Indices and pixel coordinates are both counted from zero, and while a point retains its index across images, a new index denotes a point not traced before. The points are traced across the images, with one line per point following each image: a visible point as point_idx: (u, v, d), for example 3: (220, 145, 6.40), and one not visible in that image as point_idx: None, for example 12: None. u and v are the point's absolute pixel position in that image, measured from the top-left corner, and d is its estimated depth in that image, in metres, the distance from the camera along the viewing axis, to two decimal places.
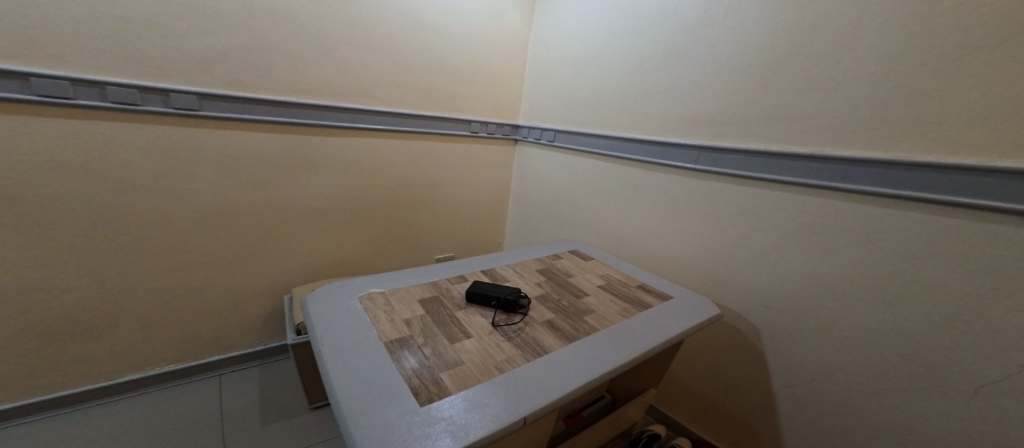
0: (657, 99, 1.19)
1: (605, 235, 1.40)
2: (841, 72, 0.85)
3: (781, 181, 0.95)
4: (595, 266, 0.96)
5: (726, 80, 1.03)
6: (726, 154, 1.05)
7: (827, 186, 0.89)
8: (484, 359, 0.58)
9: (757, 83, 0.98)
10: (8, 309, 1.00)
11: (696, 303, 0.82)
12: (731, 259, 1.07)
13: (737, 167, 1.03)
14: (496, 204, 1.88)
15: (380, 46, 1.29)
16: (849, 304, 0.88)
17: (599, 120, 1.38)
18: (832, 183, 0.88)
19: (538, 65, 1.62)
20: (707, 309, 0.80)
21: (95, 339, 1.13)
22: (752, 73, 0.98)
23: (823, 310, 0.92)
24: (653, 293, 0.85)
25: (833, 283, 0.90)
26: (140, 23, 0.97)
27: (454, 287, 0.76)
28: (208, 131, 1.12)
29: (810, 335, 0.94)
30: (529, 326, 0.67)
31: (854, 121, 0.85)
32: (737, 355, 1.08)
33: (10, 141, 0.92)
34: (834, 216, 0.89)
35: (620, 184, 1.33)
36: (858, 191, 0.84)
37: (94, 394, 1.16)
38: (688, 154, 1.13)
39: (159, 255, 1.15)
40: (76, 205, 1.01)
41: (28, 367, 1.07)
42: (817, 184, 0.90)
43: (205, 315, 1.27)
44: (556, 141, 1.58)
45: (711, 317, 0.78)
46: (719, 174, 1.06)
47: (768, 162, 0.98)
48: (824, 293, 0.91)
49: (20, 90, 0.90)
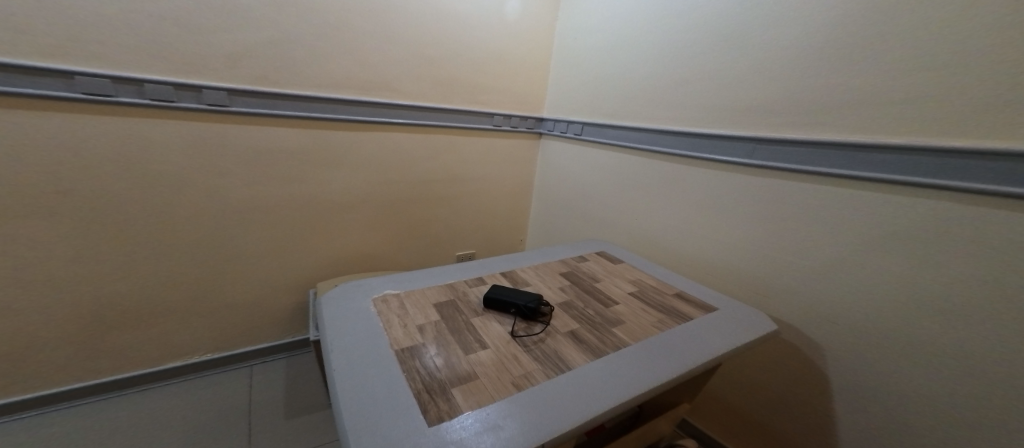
0: (694, 87, 1.10)
1: (633, 235, 1.32)
2: (913, 52, 0.75)
3: (834, 174, 0.86)
4: (624, 269, 0.90)
5: (774, 66, 0.93)
6: (786, 147, 0.93)
7: (888, 180, 0.78)
8: (500, 373, 0.53)
9: (813, 67, 0.87)
10: (60, 298, 1.06)
11: (746, 316, 0.74)
12: (776, 263, 0.97)
13: (796, 161, 0.92)
14: (519, 200, 1.83)
15: (403, 38, 1.27)
16: (917, 318, 0.78)
17: (631, 111, 1.29)
18: (906, 177, 0.77)
19: (564, 55, 1.54)
20: (756, 324, 0.72)
21: (137, 328, 1.18)
22: (808, 57, 0.88)
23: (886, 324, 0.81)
24: (691, 303, 0.78)
25: (899, 294, 0.79)
26: (173, 21, 0.98)
27: (471, 290, 0.72)
28: (238, 127, 1.13)
29: (869, 351, 0.84)
30: (550, 337, 0.62)
31: (929, 108, 0.74)
32: (786, 369, 0.98)
33: (59, 138, 0.95)
34: (903, 217, 0.78)
35: (650, 180, 1.24)
36: (939, 186, 0.73)
37: (138, 380, 1.21)
38: (739, 148, 1.02)
39: (194, 248, 1.18)
40: (118, 200, 1.05)
41: (79, 353, 1.12)
42: (875, 177, 0.80)
43: (237, 308, 1.31)
44: (584, 134, 1.50)
45: (762, 333, 0.70)
46: (777, 170, 0.94)
47: (833, 152, 0.86)
48: (889, 304, 0.81)
49: (64, 88, 0.93)
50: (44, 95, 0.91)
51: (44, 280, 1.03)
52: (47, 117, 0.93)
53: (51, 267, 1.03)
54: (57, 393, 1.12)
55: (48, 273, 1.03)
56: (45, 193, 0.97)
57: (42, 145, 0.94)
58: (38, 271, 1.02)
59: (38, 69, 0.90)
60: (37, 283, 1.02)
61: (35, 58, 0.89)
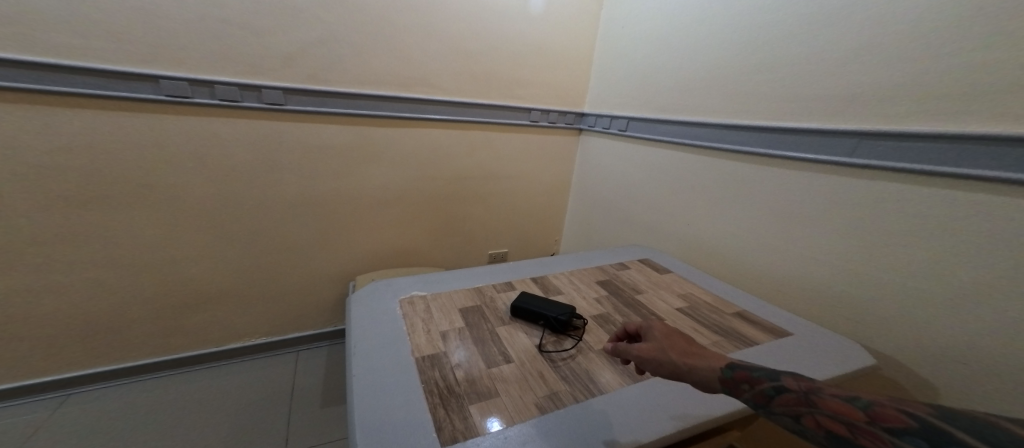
0: (755, 73, 0.97)
1: (681, 240, 1.20)
2: None
3: (936, 172, 0.68)
4: (671, 281, 0.82)
5: (852, 44, 0.79)
6: (897, 141, 0.73)
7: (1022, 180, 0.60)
8: (524, 392, 0.48)
9: (917, 38, 0.71)
10: (144, 280, 1.16)
11: (824, 346, 0.64)
12: (852, 278, 0.81)
13: (889, 157, 0.74)
14: (556, 199, 1.77)
15: (443, 32, 1.25)
16: None
17: (686, 104, 1.17)
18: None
19: (609, 46, 1.46)
20: (837, 356, 0.61)
21: (206, 311, 1.27)
22: (894, 34, 0.73)
23: (992, 365, 0.64)
24: (758, 326, 0.68)
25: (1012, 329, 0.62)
26: (238, 24, 1.04)
27: (499, 296, 0.68)
28: (293, 125, 1.19)
29: (965, 396, 0.68)
30: (581, 354, 0.56)
31: None
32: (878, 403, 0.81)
33: (144, 135, 1.04)
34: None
35: (701, 180, 1.12)
36: None
37: (204, 358, 1.31)
38: (839, 143, 0.82)
39: (253, 239, 1.25)
40: (192, 192, 1.13)
41: (158, 330, 1.23)
42: (978, 175, 0.64)
43: (287, 296, 1.38)
44: (629, 130, 1.40)
45: (843, 367, 0.59)
46: (882, 167, 0.75)
47: (939, 147, 0.69)
48: (997, 340, 0.64)
49: (151, 92, 1.02)
50: (135, 98, 1.00)
51: (132, 264, 1.13)
52: (135, 116, 1.02)
53: (137, 252, 1.13)
54: (138, 365, 1.23)
55: (134, 257, 1.13)
56: (131, 185, 1.07)
57: (130, 141, 1.03)
58: (125, 257, 1.12)
59: (130, 74, 0.98)
60: (127, 266, 1.13)
61: (126, 63, 0.97)
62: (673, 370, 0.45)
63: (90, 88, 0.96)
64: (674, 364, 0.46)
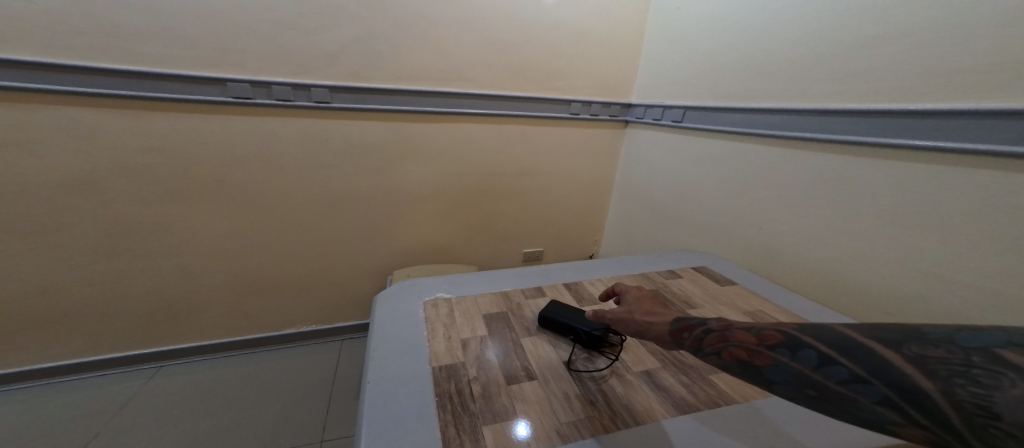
0: (839, 48, 0.82)
1: (744, 243, 1.06)
2: None
3: None
4: (728, 292, 0.72)
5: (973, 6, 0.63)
6: None
7: None
8: (546, 416, 0.43)
9: None
10: (207, 269, 1.25)
11: None
12: (968, 298, 0.65)
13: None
14: (598, 196, 1.69)
15: (479, 23, 1.21)
16: None
17: (753, 88, 1.02)
18: None
19: (661, 30, 1.34)
20: None
21: (259, 299, 1.35)
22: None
23: None
24: None
25: None
26: (288, 25, 1.07)
27: (527, 303, 0.63)
28: (338, 122, 1.21)
29: None
30: (615, 376, 0.50)
31: None
32: None
33: (208, 135, 1.11)
34: None
35: (768, 175, 0.98)
36: None
37: (258, 342, 1.40)
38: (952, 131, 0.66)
39: (299, 232, 1.30)
40: (247, 188, 1.19)
41: (218, 315, 1.32)
42: None
43: (331, 287, 1.43)
44: (685, 121, 1.26)
45: None
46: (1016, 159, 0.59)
47: None
48: None
49: (220, 94, 1.08)
50: (206, 101, 1.07)
51: (196, 254, 1.22)
52: (202, 117, 1.08)
53: (200, 243, 1.21)
54: (201, 346, 1.33)
55: (198, 248, 1.21)
56: (195, 181, 1.14)
57: (195, 140, 1.10)
58: (191, 247, 1.20)
59: (202, 78, 1.04)
60: (194, 256, 1.22)
61: (196, 69, 1.04)
62: (635, 331, 0.48)
63: (168, 92, 1.04)
64: (638, 325, 0.48)
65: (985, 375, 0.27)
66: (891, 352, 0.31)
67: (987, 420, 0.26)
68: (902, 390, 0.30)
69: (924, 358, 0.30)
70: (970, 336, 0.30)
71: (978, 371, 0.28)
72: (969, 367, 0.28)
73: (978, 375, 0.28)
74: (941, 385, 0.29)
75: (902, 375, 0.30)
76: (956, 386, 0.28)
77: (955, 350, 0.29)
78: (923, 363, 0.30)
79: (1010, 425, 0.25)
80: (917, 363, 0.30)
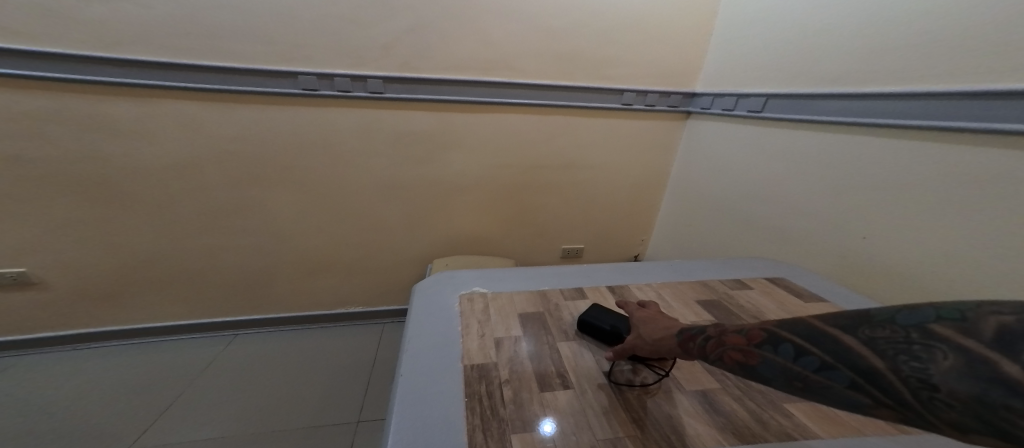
0: (989, 18, 0.67)
1: (827, 251, 0.94)
2: None
3: None
4: (802, 308, 0.64)
5: None
6: None
7: None
8: (580, 431, 0.40)
9: None
10: (267, 249, 1.33)
11: None
12: None
13: None
14: (650, 192, 1.59)
15: (530, 9, 1.17)
16: None
17: (854, 71, 0.88)
18: None
19: (738, 10, 1.21)
20: None
21: (312, 279, 1.42)
22: None
23: None
24: None
25: None
26: (348, 18, 1.09)
27: (566, 305, 0.60)
28: (390, 112, 1.24)
29: None
30: (663, 395, 0.45)
31: None
32: None
33: (274, 124, 1.17)
34: None
35: (867, 173, 0.84)
36: None
37: (309, 319, 1.48)
38: None
39: (350, 217, 1.36)
40: (306, 174, 1.25)
41: (276, 293, 1.41)
42: None
43: (378, 272, 1.48)
44: (765, 111, 1.12)
45: None
46: None
47: None
48: None
49: (291, 86, 1.13)
50: (278, 92, 1.12)
51: (259, 234, 1.30)
52: (272, 108, 1.15)
53: (262, 225, 1.29)
54: (260, 319, 1.43)
55: (261, 229, 1.29)
56: (261, 166, 1.21)
57: (261, 129, 1.16)
58: (254, 228, 1.29)
59: (275, 71, 1.10)
60: (257, 236, 1.30)
61: (269, 62, 1.09)
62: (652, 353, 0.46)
63: (246, 85, 1.10)
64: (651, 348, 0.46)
65: (922, 349, 0.26)
66: (847, 337, 0.29)
67: (929, 393, 0.24)
68: (863, 372, 0.27)
69: (874, 339, 0.28)
70: (908, 313, 0.28)
71: (918, 347, 0.26)
72: (909, 344, 0.26)
73: (916, 350, 0.26)
74: (891, 364, 0.26)
75: (859, 358, 0.28)
76: (900, 363, 0.26)
77: (897, 328, 0.27)
78: (873, 345, 0.28)
79: (949, 396, 0.24)
80: (868, 344, 0.28)
